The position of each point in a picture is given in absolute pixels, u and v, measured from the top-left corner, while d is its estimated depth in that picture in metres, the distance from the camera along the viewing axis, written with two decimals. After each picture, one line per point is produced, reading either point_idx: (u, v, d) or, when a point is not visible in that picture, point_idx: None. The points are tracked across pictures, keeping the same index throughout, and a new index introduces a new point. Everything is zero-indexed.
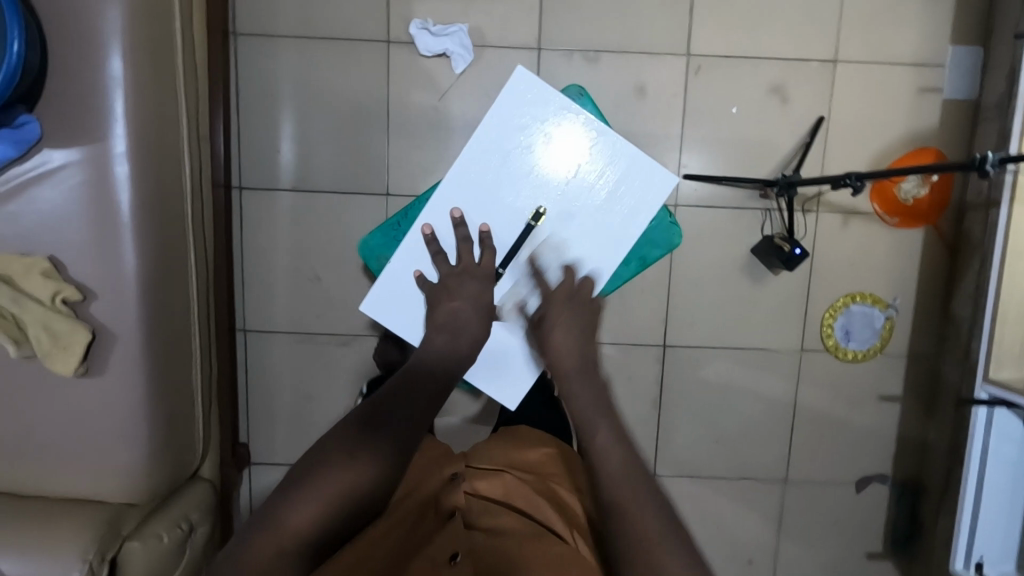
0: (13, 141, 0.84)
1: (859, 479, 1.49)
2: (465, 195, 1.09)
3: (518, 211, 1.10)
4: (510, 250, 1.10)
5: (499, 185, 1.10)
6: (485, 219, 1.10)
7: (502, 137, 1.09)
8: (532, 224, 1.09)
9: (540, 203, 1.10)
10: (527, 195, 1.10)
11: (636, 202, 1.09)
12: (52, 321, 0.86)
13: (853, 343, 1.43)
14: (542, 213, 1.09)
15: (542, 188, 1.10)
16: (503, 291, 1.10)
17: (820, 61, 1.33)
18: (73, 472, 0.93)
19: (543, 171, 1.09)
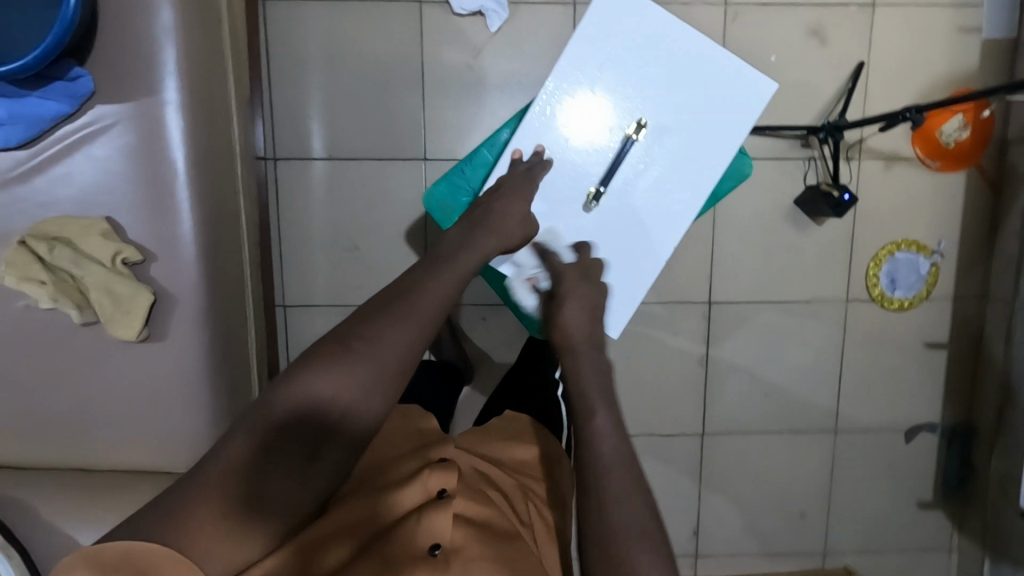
0: (66, 97, 0.82)
1: (908, 428, 1.49)
2: (553, 113, 0.93)
3: (613, 127, 0.93)
4: (610, 166, 0.93)
5: (592, 100, 0.93)
6: (573, 140, 0.94)
7: (595, 47, 0.91)
8: (633, 137, 0.93)
9: (640, 114, 0.93)
10: (624, 109, 0.93)
11: (743, 118, 0.92)
12: (114, 283, 0.83)
13: (899, 291, 1.42)
14: (644, 125, 0.93)
15: (640, 102, 0.93)
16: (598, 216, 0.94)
17: (858, 4, 1.31)
18: (138, 443, 0.90)
19: (638, 83, 0.92)
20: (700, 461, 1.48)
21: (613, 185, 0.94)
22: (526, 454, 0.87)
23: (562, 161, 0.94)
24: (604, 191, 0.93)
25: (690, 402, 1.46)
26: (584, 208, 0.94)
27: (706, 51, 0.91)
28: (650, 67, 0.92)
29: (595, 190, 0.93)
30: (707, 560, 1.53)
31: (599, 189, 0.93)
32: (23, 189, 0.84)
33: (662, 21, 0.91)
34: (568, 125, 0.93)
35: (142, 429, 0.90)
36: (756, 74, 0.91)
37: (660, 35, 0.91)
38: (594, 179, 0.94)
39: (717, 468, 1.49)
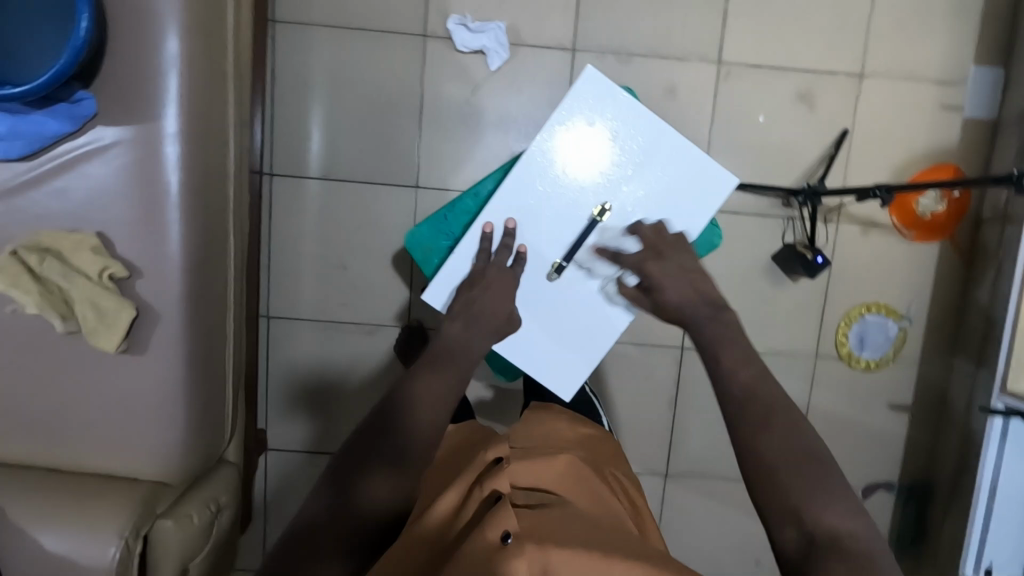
0: (69, 117, 0.85)
1: (866, 484, 1.52)
2: (523, 193, 0.99)
3: (578, 208, 1.00)
4: (574, 243, 0.99)
5: (559, 183, 0.99)
6: (540, 218, 1.00)
7: (565, 136, 0.98)
8: (597, 220, 0.99)
9: (606, 198, 0.99)
10: (590, 192, 0.99)
11: (704, 207, 0.98)
12: (99, 297, 0.87)
13: (866, 351, 1.46)
14: (607, 208, 0.99)
15: (607, 186, 0.99)
16: (560, 287, 1.00)
17: (846, 74, 1.36)
18: (110, 450, 0.94)
19: (606, 168, 0.99)
20: (661, 500, 1.52)
21: (576, 259, 1.00)
22: (567, 432, 0.91)
23: (528, 236, 1.00)
24: (567, 265, 0.99)
25: (656, 442, 1.49)
26: (547, 279, 1.00)
27: (671, 143, 0.97)
28: (616, 156, 0.99)
29: (558, 264, 0.99)
30: None
31: (562, 263, 0.99)
32: (21, 200, 0.88)
33: (632, 113, 0.98)
34: (536, 204, 1.00)
35: (115, 437, 0.93)
36: (718, 167, 0.96)
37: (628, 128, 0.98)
38: (558, 252, 1.00)
39: (677, 508, 1.52)
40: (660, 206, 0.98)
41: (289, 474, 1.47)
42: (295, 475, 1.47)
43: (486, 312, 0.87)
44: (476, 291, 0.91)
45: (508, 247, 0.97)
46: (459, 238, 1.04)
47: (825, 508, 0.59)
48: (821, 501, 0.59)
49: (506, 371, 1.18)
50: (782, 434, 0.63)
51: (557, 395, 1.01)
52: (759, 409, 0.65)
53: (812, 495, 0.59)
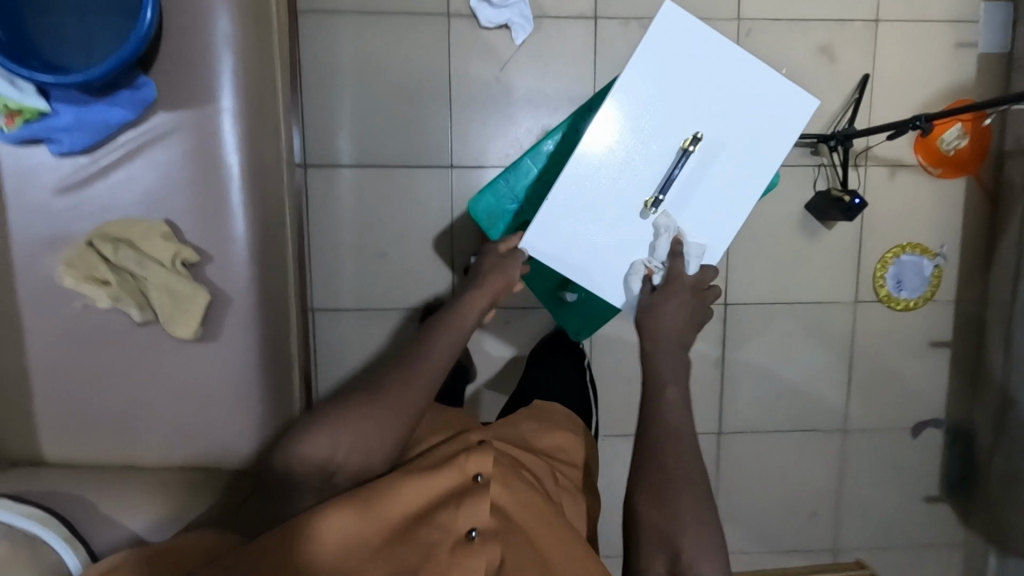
0: (131, 104, 0.85)
1: (914, 424, 1.55)
2: (610, 133, 0.91)
3: (664, 142, 0.92)
4: (668, 174, 0.91)
5: (641, 117, 0.91)
6: (632, 156, 0.92)
7: (644, 75, 0.91)
8: (690, 150, 0.91)
9: (697, 127, 0.92)
10: (679, 124, 0.92)
11: (787, 133, 0.92)
12: (173, 283, 0.86)
13: (904, 292, 1.48)
14: (700, 138, 0.91)
15: (697, 116, 0.92)
16: (654, 225, 0.93)
17: (863, 21, 1.38)
18: (190, 440, 0.93)
19: (695, 102, 0.91)
20: (716, 458, 1.53)
21: (671, 193, 0.92)
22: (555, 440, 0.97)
23: (610, 177, 0.92)
24: (663, 199, 0.92)
25: (707, 401, 1.51)
26: (641, 216, 0.92)
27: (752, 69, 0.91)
28: (699, 87, 0.91)
29: (652, 199, 0.92)
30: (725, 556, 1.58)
31: (658, 197, 0.91)
32: (85, 193, 0.87)
33: (719, 45, 0.90)
34: (618, 147, 0.92)
35: (195, 427, 0.93)
36: (802, 91, 0.90)
37: (713, 53, 0.90)
38: (650, 188, 0.92)
39: (733, 465, 1.54)
40: (744, 137, 0.92)
41: None
42: None
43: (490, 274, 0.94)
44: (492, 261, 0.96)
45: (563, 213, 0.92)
46: (523, 201, 1.04)
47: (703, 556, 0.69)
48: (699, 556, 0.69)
49: (581, 328, 1.17)
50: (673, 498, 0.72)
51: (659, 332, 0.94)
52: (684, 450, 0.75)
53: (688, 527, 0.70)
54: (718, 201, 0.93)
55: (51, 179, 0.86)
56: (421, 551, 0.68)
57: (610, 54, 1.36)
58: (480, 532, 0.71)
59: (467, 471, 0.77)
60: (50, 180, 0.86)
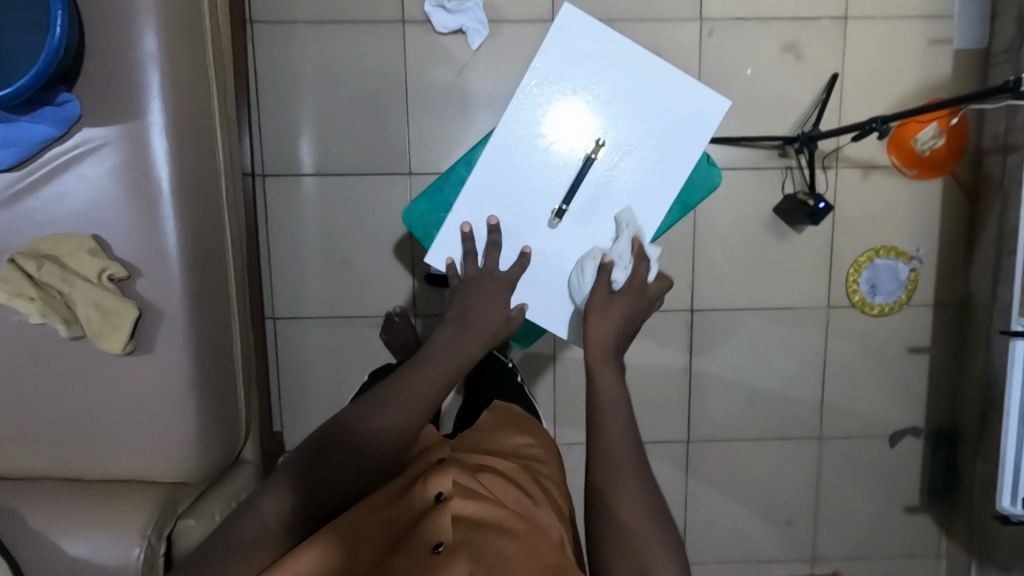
0: (55, 121, 0.85)
1: (893, 433, 1.50)
2: (515, 143, 0.93)
3: (567, 151, 0.94)
4: (573, 182, 0.93)
5: (544, 123, 0.94)
6: (536, 166, 0.94)
7: (546, 84, 0.93)
8: (592, 157, 0.93)
9: (600, 135, 0.94)
10: (582, 131, 0.94)
11: (696, 134, 0.92)
12: (99, 298, 0.86)
13: (879, 297, 1.44)
14: (602, 145, 0.93)
15: (601, 124, 0.94)
16: (564, 233, 0.94)
17: (830, 19, 1.34)
18: (125, 453, 0.93)
19: (597, 109, 0.93)
20: (686, 467, 1.51)
21: (577, 202, 0.93)
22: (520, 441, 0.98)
23: (515, 186, 0.94)
24: (568, 208, 0.93)
25: (676, 410, 1.48)
26: (549, 225, 0.93)
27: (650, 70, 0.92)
28: (602, 94, 0.93)
29: (558, 209, 0.93)
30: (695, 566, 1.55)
31: (563, 207, 0.93)
32: (14, 210, 0.87)
33: (621, 53, 0.92)
34: (526, 154, 0.94)
35: (132, 439, 0.93)
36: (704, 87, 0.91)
37: (616, 60, 0.92)
38: (557, 196, 0.94)
39: (703, 474, 1.51)
40: (651, 138, 0.93)
41: None
42: None
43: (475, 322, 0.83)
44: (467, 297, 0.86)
45: (497, 243, 0.91)
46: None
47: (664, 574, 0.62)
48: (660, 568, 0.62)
49: (523, 338, 1.12)
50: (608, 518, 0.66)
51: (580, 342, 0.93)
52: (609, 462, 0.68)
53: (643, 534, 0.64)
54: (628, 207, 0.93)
55: None
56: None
57: None
58: (449, 544, 0.61)
59: (429, 492, 0.69)
60: None
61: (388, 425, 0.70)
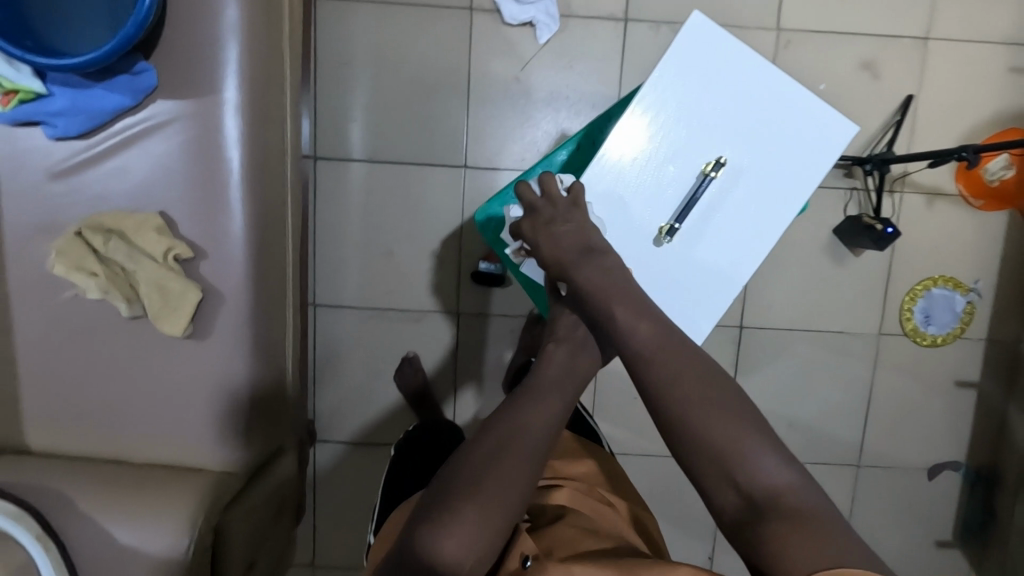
0: (130, 90, 0.82)
1: (932, 466, 1.47)
2: (630, 150, 0.85)
3: (684, 164, 0.85)
4: (686, 202, 0.84)
5: (664, 132, 0.85)
6: (650, 177, 0.85)
7: (668, 90, 0.84)
8: (711, 176, 0.84)
9: (720, 153, 0.85)
10: (699, 145, 0.85)
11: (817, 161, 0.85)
12: (164, 278, 0.83)
13: (933, 327, 1.41)
14: (722, 164, 0.84)
15: (719, 139, 0.85)
16: (668, 252, 0.86)
17: (911, 38, 1.30)
18: (174, 438, 0.90)
19: (718, 125, 0.85)
20: None
21: (688, 222, 0.85)
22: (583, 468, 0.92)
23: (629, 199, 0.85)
24: (678, 227, 0.85)
25: None
26: (655, 244, 0.85)
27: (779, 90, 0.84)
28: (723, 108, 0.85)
29: (668, 226, 0.85)
30: None
31: (673, 225, 0.84)
32: (78, 180, 0.84)
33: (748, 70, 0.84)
34: (638, 161, 0.85)
35: (181, 427, 0.90)
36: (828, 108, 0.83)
37: (740, 77, 0.84)
38: (667, 214, 0.85)
39: None
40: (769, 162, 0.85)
41: (337, 465, 1.44)
42: (344, 466, 1.44)
43: (580, 350, 0.72)
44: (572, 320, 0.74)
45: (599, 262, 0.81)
46: None
47: (748, 456, 0.58)
48: (742, 446, 0.58)
49: None
50: (680, 398, 0.61)
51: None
52: (645, 347, 0.64)
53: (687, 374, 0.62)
54: (739, 232, 0.85)
55: (45, 163, 0.83)
56: None
57: (638, 59, 1.30)
58: (535, 556, 0.67)
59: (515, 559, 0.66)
60: (45, 164, 0.83)
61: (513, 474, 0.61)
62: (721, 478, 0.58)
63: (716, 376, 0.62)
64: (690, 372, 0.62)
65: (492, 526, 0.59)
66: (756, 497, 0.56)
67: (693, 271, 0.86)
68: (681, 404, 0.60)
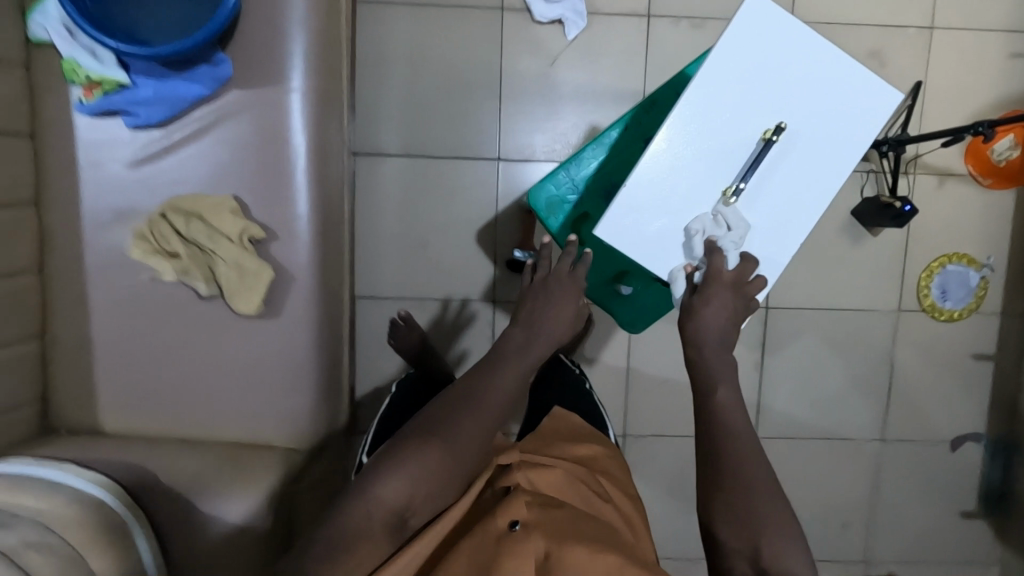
0: (209, 80, 0.87)
1: (954, 437, 1.52)
2: (701, 111, 0.85)
3: (747, 125, 0.85)
4: (748, 165, 0.85)
5: (724, 102, 0.85)
6: (715, 138, 0.86)
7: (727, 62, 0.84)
8: (772, 140, 0.84)
9: (779, 118, 0.85)
10: (758, 112, 0.85)
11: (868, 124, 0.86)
12: (240, 258, 0.87)
13: (949, 302, 1.46)
14: (783, 129, 0.85)
15: (776, 105, 0.86)
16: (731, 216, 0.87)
17: (916, 28, 1.37)
18: (244, 415, 0.93)
19: (776, 93, 0.85)
20: None
21: (749, 184, 0.86)
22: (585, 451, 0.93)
23: (692, 166, 0.86)
24: (743, 188, 0.86)
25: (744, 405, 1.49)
26: (717, 205, 0.86)
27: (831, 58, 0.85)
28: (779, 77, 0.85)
29: (732, 189, 0.85)
30: None
31: (739, 186, 0.85)
32: (158, 166, 0.88)
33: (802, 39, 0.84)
34: (700, 131, 0.85)
35: (250, 404, 0.93)
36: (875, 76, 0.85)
37: (794, 47, 0.84)
38: (728, 177, 0.86)
39: None
40: (824, 127, 0.86)
41: None
42: None
43: (544, 322, 0.80)
44: (539, 299, 0.82)
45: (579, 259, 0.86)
46: (584, 191, 1.01)
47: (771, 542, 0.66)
48: (769, 536, 0.66)
49: (635, 323, 1.09)
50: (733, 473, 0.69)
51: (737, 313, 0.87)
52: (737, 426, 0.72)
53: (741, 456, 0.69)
54: (795, 194, 0.87)
55: (127, 150, 0.87)
56: (476, 546, 0.62)
57: (661, 53, 1.36)
58: (524, 523, 0.64)
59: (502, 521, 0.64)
60: (127, 152, 0.87)
61: (475, 423, 0.69)
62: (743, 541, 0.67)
63: (766, 466, 0.69)
64: (753, 468, 0.69)
65: (451, 468, 0.66)
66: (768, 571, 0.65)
67: (753, 233, 0.87)
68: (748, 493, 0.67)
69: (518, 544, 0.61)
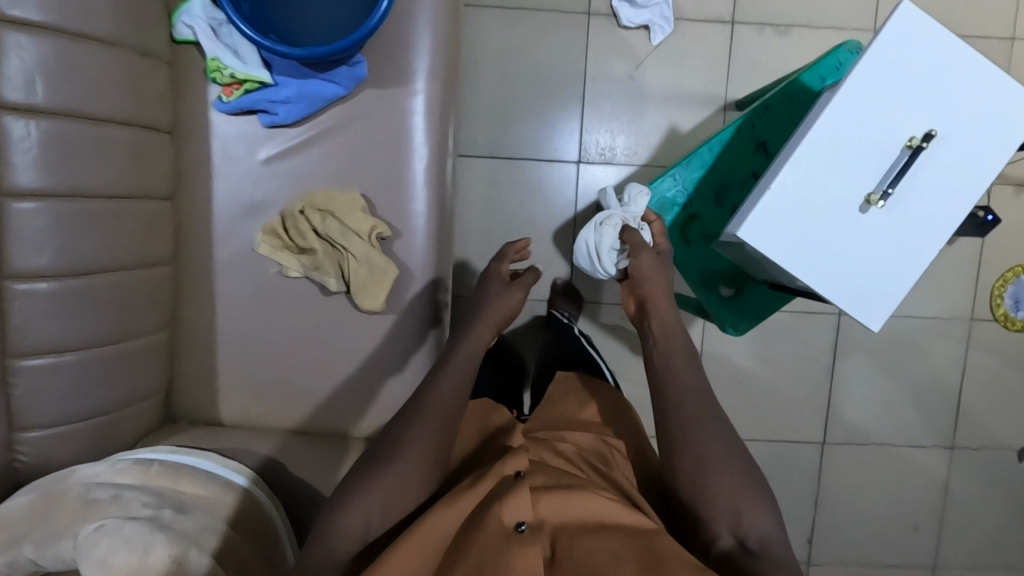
0: (345, 81, 0.89)
1: (1022, 447, 1.52)
2: (839, 122, 0.77)
3: (899, 127, 0.77)
4: (894, 170, 0.77)
5: (869, 107, 0.77)
6: (858, 144, 0.77)
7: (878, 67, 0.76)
8: (920, 147, 0.76)
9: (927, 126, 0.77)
10: (906, 116, 0.77)
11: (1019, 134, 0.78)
12: (370, 255, 0.89)
13: (1022, 312, 1.47)
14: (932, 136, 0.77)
15: (925, 111, 0.77)
16: (870, 223, 0.78)
17: (999, 38, 1.38)
18: (360, 410, 0.95)
19: (926, 99, 0.77)
20: (818, 469, 1.52)
21: (897, 189, 0.78)
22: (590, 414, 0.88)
23: (833, 169, 0.77)
24: (890, 193, 0.77)
25: (813, 410, 1.50)
26: (860, 210, 0.78)
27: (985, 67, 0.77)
28: (930, 83, 0.77)
29: (875, 194, 0.77)
30: (818, 568, 1.55)
31: (886, 190, 0.77)
32: (291, 163, 0.91)
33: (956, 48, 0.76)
34: (844, 136, 0.77)
35: (366, 398, 0.94)
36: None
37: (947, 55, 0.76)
38: (871, 182, 0.78)
39: (835, 476, 1.52)
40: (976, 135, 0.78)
41: None
42: None
43: (492, 304, 0.86)
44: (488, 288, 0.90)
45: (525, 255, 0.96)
46: (692, 194, 1.03)
47: (749, 512, 0.69)
48: (747, 507, 0.69)
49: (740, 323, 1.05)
50: (698, 433, 0.72)
51: (866, 325, 0.79)
52: (690, 411, 0.74)
53: (697, 422, 0.73)
54: (941, 199, 0.79)
55: (263, 147, 0.91)
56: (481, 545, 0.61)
57: (746, 59, 1.38)
58: (531, 526, 0.63)
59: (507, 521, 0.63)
60: (264, 149, 0.91)
61: (435, 413, 0.73)
62: (723, 520, 0.69)
63: (727, 433, 0.73)
64: (717, 452, 0.71)
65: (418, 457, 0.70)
66: (750, 542, 0.69)
67: (891, 239, 0.79)
68: (708, 473, 0.70)
69: (526, 550, 0.60)
